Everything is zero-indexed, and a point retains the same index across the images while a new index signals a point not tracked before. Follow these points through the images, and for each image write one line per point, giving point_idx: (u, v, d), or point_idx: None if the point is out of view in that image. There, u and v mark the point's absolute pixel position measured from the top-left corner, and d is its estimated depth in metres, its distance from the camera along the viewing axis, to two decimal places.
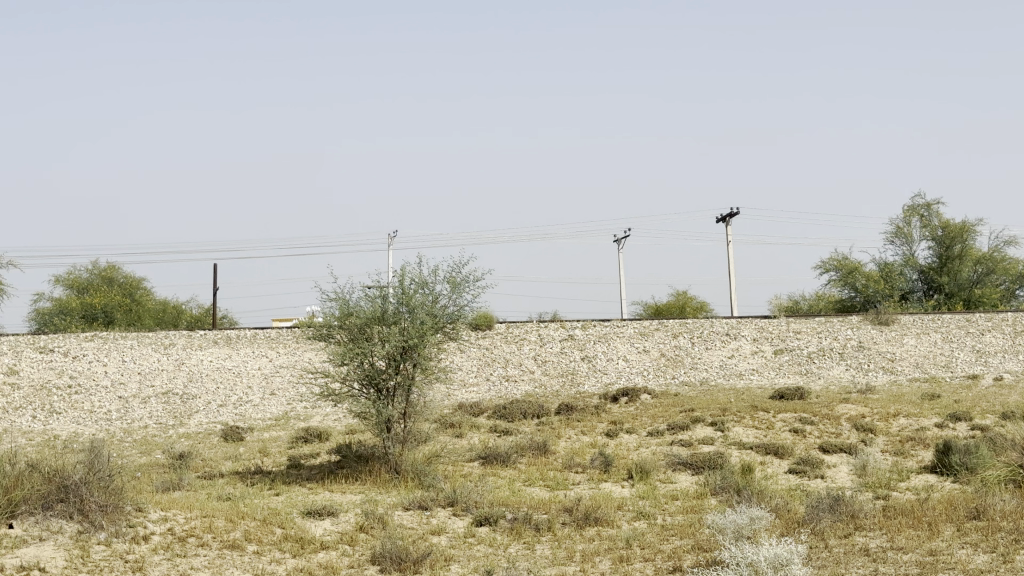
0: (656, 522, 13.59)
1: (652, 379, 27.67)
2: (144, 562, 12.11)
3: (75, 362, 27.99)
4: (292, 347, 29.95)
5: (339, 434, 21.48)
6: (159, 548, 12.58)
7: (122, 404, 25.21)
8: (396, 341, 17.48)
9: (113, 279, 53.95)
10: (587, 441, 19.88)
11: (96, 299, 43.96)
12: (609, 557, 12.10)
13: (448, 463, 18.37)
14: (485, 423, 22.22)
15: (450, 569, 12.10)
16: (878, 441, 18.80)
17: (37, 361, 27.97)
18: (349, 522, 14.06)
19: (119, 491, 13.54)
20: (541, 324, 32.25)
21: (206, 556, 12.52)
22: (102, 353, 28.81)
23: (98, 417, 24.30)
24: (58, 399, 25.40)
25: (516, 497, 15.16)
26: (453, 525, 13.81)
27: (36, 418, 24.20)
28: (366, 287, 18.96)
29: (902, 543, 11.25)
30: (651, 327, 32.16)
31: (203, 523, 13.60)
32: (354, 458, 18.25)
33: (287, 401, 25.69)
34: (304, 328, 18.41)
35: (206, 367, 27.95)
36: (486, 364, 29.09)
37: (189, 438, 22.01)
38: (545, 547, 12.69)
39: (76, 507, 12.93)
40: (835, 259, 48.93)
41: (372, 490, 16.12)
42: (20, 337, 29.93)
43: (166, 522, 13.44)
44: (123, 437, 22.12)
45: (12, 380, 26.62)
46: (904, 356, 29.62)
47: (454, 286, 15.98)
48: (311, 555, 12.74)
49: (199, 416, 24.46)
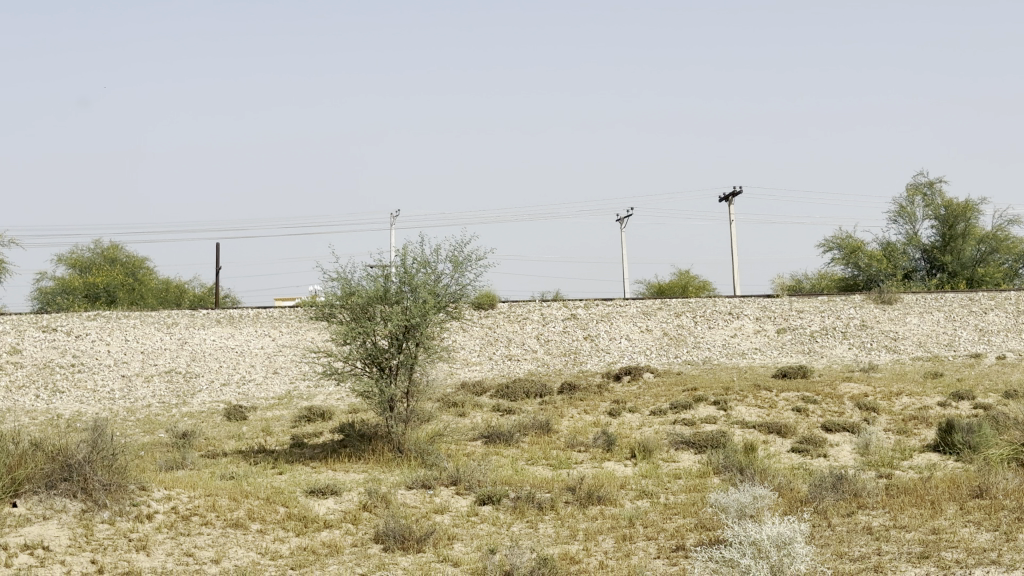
0: (659, 500, 13.62)
1: (654, 358, 27.67)
2: (148, 540, 12.16)
3: (78, 341, 28.00)
4: (296, 327, 29.96)
5: (342, 413, 21.49)
6: (163, 527, 12.62)
7: (125, 383, 25.23)
8: (398, 320, 17.48)
9: (115, 259, 53.95)
10: (589, 419, 19.89)
11: (98, 278, 43.89)
12: (612, 536, 12.13)
13: (452, 442, 18.39)
14: (488, 402, 22.25)
15: (453, 548, 12.13)
16: (881, 419, 18.81)
17: (40, 339, 27.98)
18: (352, 501, 14.08)
19: (123, 471, 13.55)
20: (544, 303, 32.26)
21: (209, 535, 12.55)
22: (105, 331, 28.81)
23: (101, 396, 24.33)
24: (61, 378, 25.42)
25: (519, 476, 15.19)
26: (456, 504, 13.84)
27: (39, 397, 24.23)
28: (367, 266, 18.95)
29: (905, 522, 11.27)
30: (654, 306, 32.16)
31: (207, 501, 13.62)
32: (357, 437, 18.26)
33: (291, 380, 25.72)
34: (306, 307, 18.41)
35: (208, 346, 27.96)
36: (489, 344, 29.11)
37: (192, 417, 22.03)
38: (548, 525, 12.71)
39: (80, 485, 12.93)
40: (838, 238, 48.97)
41: (375, 468, 16.14)
42: (22, 316, 29.95)
43: (169, 501, 13.46)
44: (126, 416, 22.15)
45: (15, 359, 26.63)
46: (906, 335, 29.62)
47: (455, 263, 15.98)
48: (315, 534, 12.76)
49: (202, 395, 24.49)
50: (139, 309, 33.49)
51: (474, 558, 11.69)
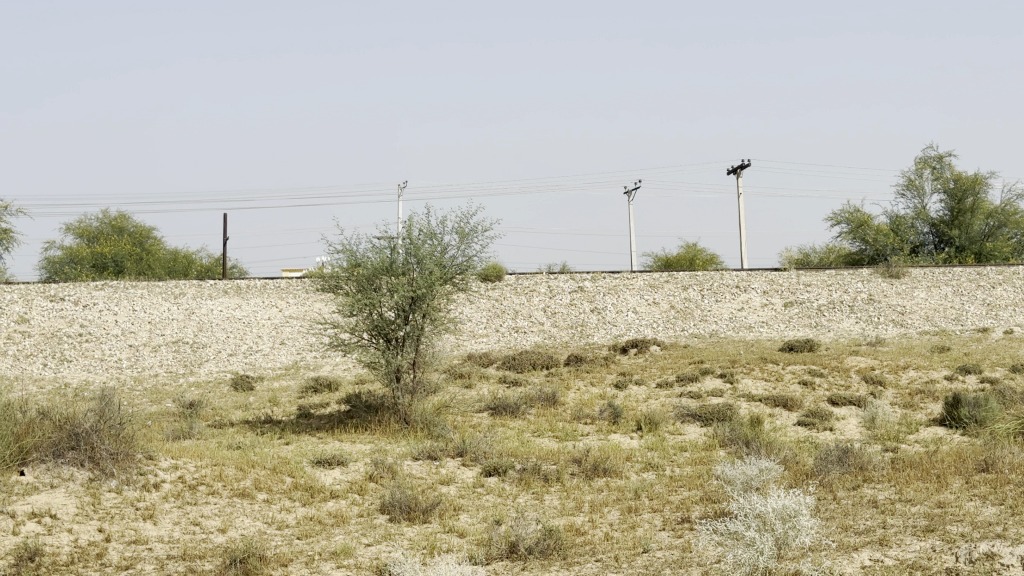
0: (665, 473, 13.64)
1: (662, 331, 27.68)
2: (155, 509, 12.23)
3: (85, 311, 28.05)
4: (302, 298, 29.97)
5: (349, 384, 21.54)
6: (170, 496, 12.67)
7: (132, 353, 25.30)
8: (405, 292, 17.48)
9: (123, 230, 53.91)
10: (596, 392, 19.92)
11: (106, 248, 43.92)
12: (617, 508, 12.15)
13: (459, 413, 18.42)
14: (494, 374, 22.29)
15: (459, 519, 12.17)
16: (888, 393, 18.82)
17: (47, 308, 28.03)
18: (359, 471, 14.10)
19: (130, 440, 13.60)
20: (551, 276, 32.24)
21: (216, 504, 12.60)
22: (113, 301, 28.85)
23: (109, 365, 24.42)
24: (69, 347, 25.50)
25: (525, 448, 15.20)
26: (462, 475, 13.86)
27: (47, 365, 24.30)
28: (374, 237, 18.93)
29: (910, 495, 11.28)
30: (661, 279, 32.14)
31: (213, 471, 13.65)
32: (363, 408, 18.30)
33: (297, 350, 25.76)
34: (312, 278, 18.40)
35: (216, 317, 28.01)
36: (496, 316, 29.12)
37: (199, 387, 22.10)
38: (554, 497, 12.73)
39: (87, 455, 12.97)
40: (846, 212, 48.83)
41: (380, 439, 16.17)
42: (31, 286, 29.99)
43: (176, 471, 13.47)
44: (133, 386, 22.23)
45: (22, 328, 26.69)
46: (914, 309, 29.58)
47: (461, 232, 15.95)
48: (321, 504, 12.79)
49: (209, 365, 24.57)
50: (146, 279, 33.52)
51: (480, 529, 11.74)
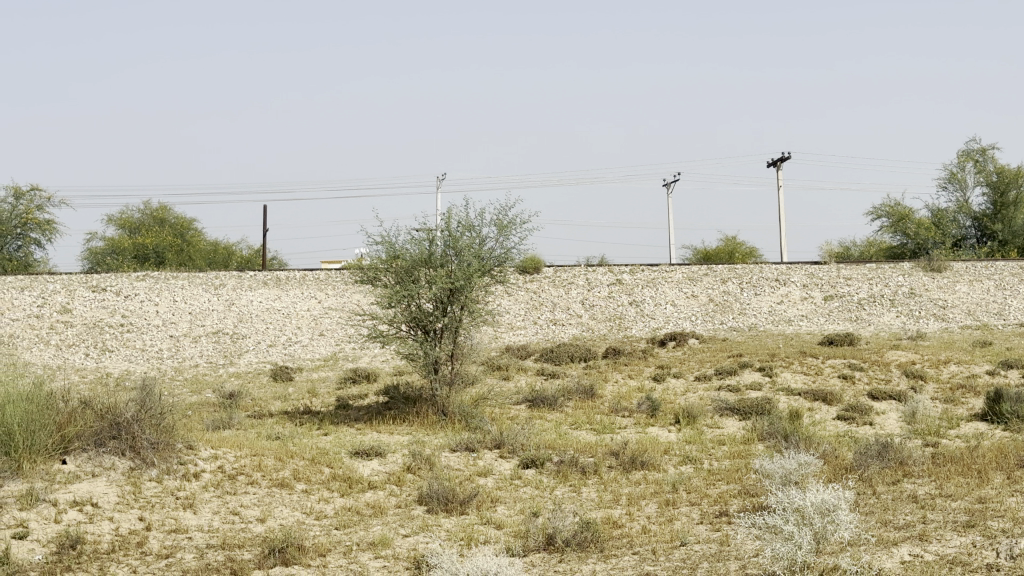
0: (703, 466, 13.59)
1: (700, 324, 27.60)
2: (195, 499, 12.33)
3: (127, 301, 28.27)
4: (342, 289, 30.08)
5: (387, 376, 21.60)
6: (210, 486, 12.76)
7: (172, 344, 25.48)
8: (443, 283, 17.49)
9: (164, 221, 54.25)
10: (634, 385, 19.89)
11: (148, 239, 44.19)
12: (655, 501, 12.13)
13: (496, 405, 18.42)
14: (532, 366, 22.28)
15: (496, 511, 12.18)
16: (929, 388, 18.68)
17: (89, 299, 28.27)
18: (397, 463, 14.14)
19: (171, 430, 13.69)
20: (589, 268, 32.21)
21: (255, 494, 12.69)
22: (154, 292, 29.06)
23: (150, 355, 24.61)
24: (110, 337, 25.71)
25: (563, 441, 15.18)
26: (500, 467, 13.87)
27: (89, 356, 24.51)
28: (412, 229, 18.97)
29: (951, 490, 11.20)
30: (700, 272, 32.04)
31: (253, 461, 13.73)
32: (401, 400, 18.34)
33: (336, 342, 25.86)
34: (351, 269, 18.46)
35: (255, 308, 28.16)
36: (534, 308, 29.12)
37: (238, 377, 22.23)
38: (591, 490, 12.72)
39: (128, 444, 13.07)
40: (887, 206, 48.51)
41: (418, 431, 16.21)
42: (73, 276, 30.24)
43: (216, 461, 13.56)
44: (173, 376, 22.39)
45: (65, 318, 26.93)
46: (956, 303, 29.34)
47: (499, 224, 15.93)
48: (359, 495, 12.84)
49: (248, 356, 24.70)
50: (186, 270, 33.71)
51: (517, 521, 11.76)
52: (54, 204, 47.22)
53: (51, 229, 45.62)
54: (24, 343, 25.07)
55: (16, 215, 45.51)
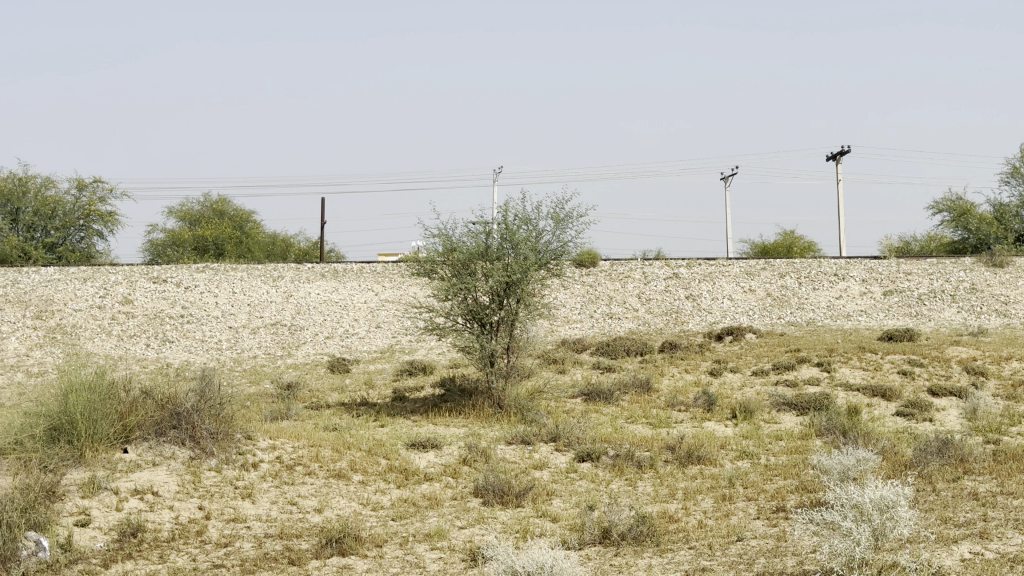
0: (760, 461, 13.53)
1: (758, 319, 27.46)
2: (253, 488, 12.45)
3: (187, 292, 28.56)
4: (399, 281, 30.21)
5: (443, 368, 21.68)
6: (268, 476, 12.88)
7: (232, 334, 25.72)
8: (499, 277, 17.52)
9: (224, 212, 54.82)
10: (690, 379, 19.82)
11: (207, 231, 44.62)
12: (711, 496, 12.10)
13: (552, 398, 18.45)
14: (588, 359, 22.28)
15: (552, 503, 12.20)
16: (990, 384, 18.48)
17: (150, 289, 28.59)
18: (452, 454, 14.19)
19: (229, 420, 13.83)
20: (646, 262, 32.15)
21: (313, 484, 12.79)
22: (214, 283, 29.34)
23: (209, 346, 24.86)
24: (171, 328, 26.00)
25: (618, 434, 15.17)
26: (555, 460, 13.89)
27: (150, 346, 24.80)
28: (470, 222, 19.02)
29: (1012, 489, 11.07)
30: (757, 266, 31.87)
31: (310, 452, 13.83)
32: (458, 391, 18.40)
33: (393, 334, 25.98)
34: (408, 262, 18.53)
35: (313, 299, 28.36)
36: (591, 301, 29.10)
37: (296, 368, 22.41)
38: (647, 484, 12.70)
39: (188, 433, 13.23)
40: (949, 200, 47.98)
41: (474, 423, 16.25)
42: (134, 267, 30.61)
43: (274, 451, 13.68)
44: (232, 367, 22.62)
45: (126, 308, 27.27)
46: (1019, 299, 28.98)
47: (556, 218, 15.93)
48: (415, 486, 12.90)
49: (306, 347, 24.89)
50: (246, 262, 34.00)
51: (573, 514, 11.77)
52: (115, 195, 47.87)
53: (113, 219, 46.25)
54: (86, 333, 25.40)
55: (80, 206, 46.15)
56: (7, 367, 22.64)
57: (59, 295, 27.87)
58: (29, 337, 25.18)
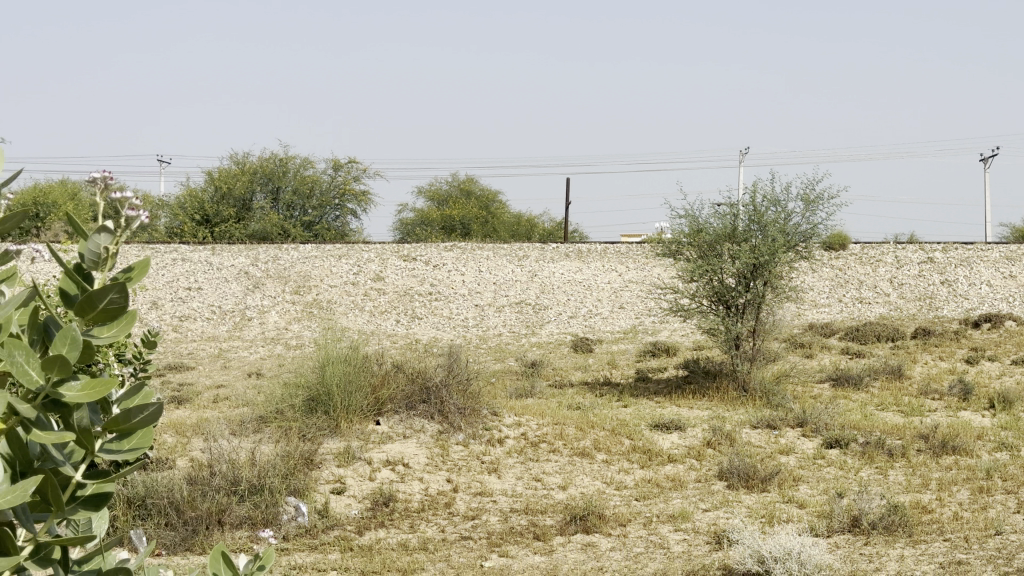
0: (1021, 454, 12.98)
1: (1017, 306, 26.33)
2: (499, 463, 12.67)
3: (435, 271, 29.31)
4: (643, 262, 30.28)
5: (687, 349, 21.56)
6: (513, 452, 13.07)
7: (477, 312, 26.27)
8: (746, 259, 17.32)
9: (471, 194, 56.04)
10: (945, 367, 19.18)
11: (454, 212, 45.70)
12: (967, 488, 11.69)
13: (798, 382, 18.15)
14: (836, 345, 21.80)
15: (799, 489, 12.01)
16: None
17: (400, 267, 29.48)
18: (697, 437, 14.13)
19: (477, 396, 14.10)
20: (899, 246, 31.29)
21: (557, 462, 12.93)
22: (462, 262, 30.03)
23: (455, 323, 25.45)
24: (419, 304, 26.73)
25: (868, 421, 14.80)
26: (802, 446, 13.67)
27: (399, 321, 25.54)
28: (718, 203, 18.93)
29: None
30: (1017, 252, 30.60)
31: (554, 430, 13.97)
32: (702, 373, 18.32)
33: (636, 315, 26.02)
34: (653, 244, 18.63)
35: (558, 279, 28.72)
36: (839, 285, 28.49)
37: (540, 347, 22.69)
38: (897, 473, 12.36)
39: (437, 408, 13.58)
40: None
41: (719, 406, 16.17)
42: (386, 245, 31.58)
43: (519, 427, 13.90)
44: (478, 344, 23.07)
45: (377, 285, 28.16)
46: None
47: (808, 199, 15.64)
48: (659, 467, 12.88)
49: (550, 326, 25.20)
50: (492, 241, 34.62)
51: (820, 501, 11.56)
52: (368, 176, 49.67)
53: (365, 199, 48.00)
54: (340, 308, 26.33)
55: (335, 185, 48.06)
56: (269, 338, 23.66)
57: (315, 271, 28.98)
58: (288, 311, 26.25)
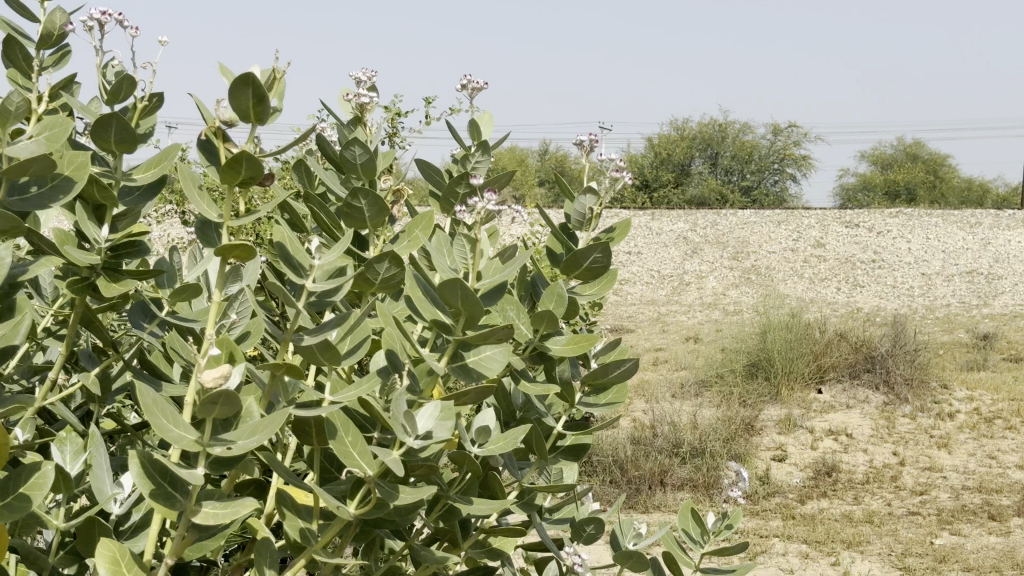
0: None
1: None
2: (950, 438, 12.20)
3: (879, 237, 29.37)
4: None
5: None
6: (965, 427, 12.56)
7: (924, 281, 25.87)
8: None
9: (911, 167, 55.26)
10: None
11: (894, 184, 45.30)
12: None
13: None
14: None
15: None
16: None
17: (842, 235, 29.54)
18: None
19: (925, 370, 13.80)
20: None
21: (1014, 439, 12.26)
22: (908, 230, 29.91)
23: (898, 292, 24.94)
24: (863, 271, 26.76)
25: None
26: None
27: (841, 289, 25.37)
28: None
29: None
30: None
31: (1011, 405, 13.25)
32: None
33: None
34: None
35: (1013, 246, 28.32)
36: None
37: (993, 318, 21.67)
38: None
39: (883, 378, 13.66)
40: None
41: None
42: (829, 215, 31.62)
43: (973, 401, 13.34)
44: (924, 314, 22.29)
45: (817, 254, 28.07)
46: None
47: None
48: None
49: (1002, 297, 24.28)
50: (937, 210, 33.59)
51: None
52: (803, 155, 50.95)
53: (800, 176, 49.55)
54: (779, 277, 26.33)
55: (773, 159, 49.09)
56: (707, 303, 23.93)
57: (754, 239, 29.23)
58: (725, 278, 26.43)
